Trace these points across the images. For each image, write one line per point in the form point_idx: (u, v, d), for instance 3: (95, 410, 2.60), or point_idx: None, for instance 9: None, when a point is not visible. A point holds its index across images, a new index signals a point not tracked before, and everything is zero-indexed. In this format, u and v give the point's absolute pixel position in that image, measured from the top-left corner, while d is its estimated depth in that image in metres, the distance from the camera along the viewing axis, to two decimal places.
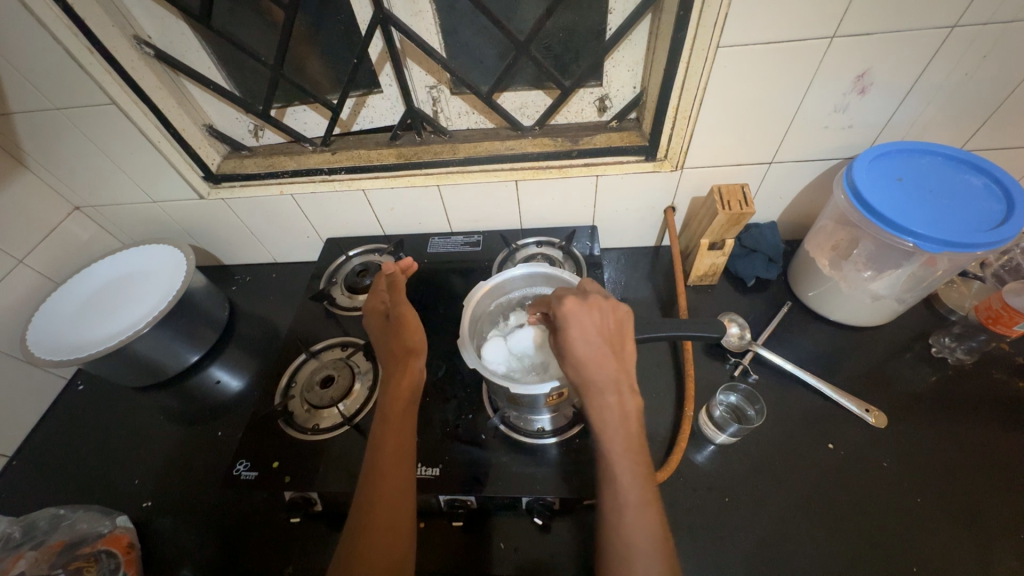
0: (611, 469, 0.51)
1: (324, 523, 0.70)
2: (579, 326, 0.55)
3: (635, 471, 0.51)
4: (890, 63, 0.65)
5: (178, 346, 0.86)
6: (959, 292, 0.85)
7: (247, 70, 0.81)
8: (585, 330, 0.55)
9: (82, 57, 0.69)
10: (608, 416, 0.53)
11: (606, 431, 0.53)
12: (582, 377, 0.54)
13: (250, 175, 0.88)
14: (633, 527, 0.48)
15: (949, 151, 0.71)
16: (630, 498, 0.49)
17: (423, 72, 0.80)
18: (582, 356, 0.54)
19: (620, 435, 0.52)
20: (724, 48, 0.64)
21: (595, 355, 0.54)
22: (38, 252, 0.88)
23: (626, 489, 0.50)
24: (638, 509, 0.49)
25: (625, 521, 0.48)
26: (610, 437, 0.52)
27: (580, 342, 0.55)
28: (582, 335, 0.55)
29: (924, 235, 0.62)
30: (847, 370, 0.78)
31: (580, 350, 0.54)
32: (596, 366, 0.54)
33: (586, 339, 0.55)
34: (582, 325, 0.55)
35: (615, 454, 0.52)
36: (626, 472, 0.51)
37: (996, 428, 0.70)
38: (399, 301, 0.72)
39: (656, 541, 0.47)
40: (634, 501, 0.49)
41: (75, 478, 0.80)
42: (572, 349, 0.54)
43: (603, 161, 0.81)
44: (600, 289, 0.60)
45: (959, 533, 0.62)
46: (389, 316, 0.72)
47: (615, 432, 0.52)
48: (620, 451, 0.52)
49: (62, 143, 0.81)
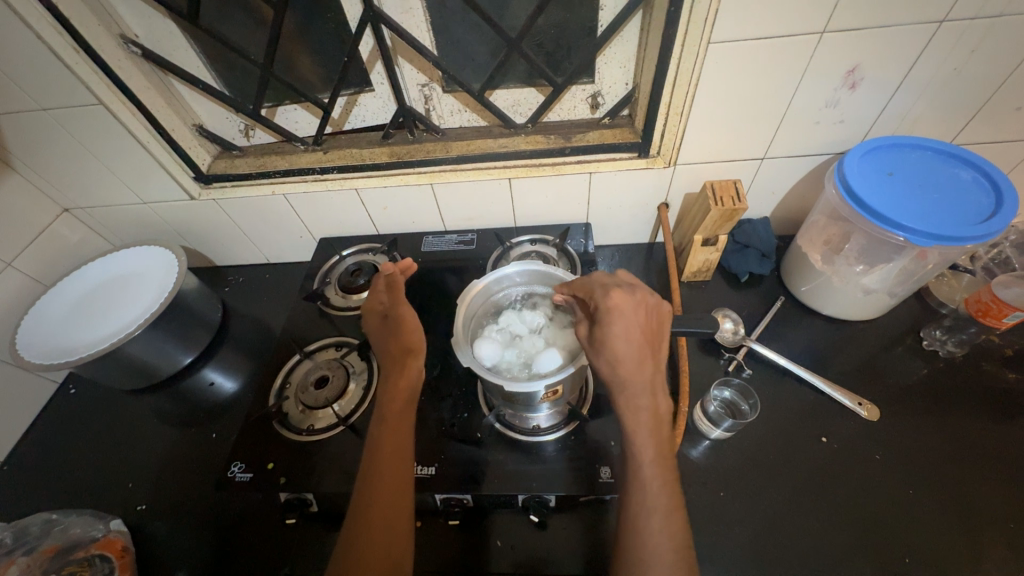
0: (640, 474, 0.52)
1: (320, 524, 0.70)
2: (625, 320, 0.56)
3: (663, 478, 0.52)
4: (880, 58, 0.65)
5: (170, 348, 0.86)
6: (949, 285, 0.85)
7: (236, 69, 0.80)
8: (630, 325, 0.56)
9: (68, 56, 0.68)
10: (640, 420, 0.54)
11: (639, 436, 0.54)
12: (619, 373, 0.55)
13: (241, 175, 0.87)
14: (656, 529, 0.50)
15: (936, 146, 0.71)
16: (656, 502, 0.51)
17: (415, 70, 0.79)
18: (624, 351, 0.55)
19: (651, 441, 0.53)
20: (715, 44, 0.64)
21: (635, 353, 0.55)
22: (27, 255, 0.87)
23: (654, 494, 0.51)
24: (663, 513, 0.51)
25: (649, 523, 0.50)
26: (642, 443, 0.54)
27: (625, 337, 0.55)
28: (627, 330, 0.55)
29: (915, 229, 0.62)
30: (840, 364, 0.79)
31: (623, 345, 0.55)
32: (635, 363, 0.55)
33: (630, 335, 0.55)
34: (628, 320, 0.56)
35: (645, 460, 0.53)
36: (655, 478, 0.52)
37: (986, 419, 0.70)
38: (397, 300, 0.72)
39: (678, 545, 0.49)
40: (660, 506, 0.51)
41: (67, 483, 0.80)
42: (615, 344, 0.55)
43: (596, 158, 0.81)
44: (639, 286, 0.61)
45: (951, 523, 0.62)
46: (387, 316, 0.72)
47: (648, 437, 0.54)
48: (651, 457, 0.53)
49: (50, 145, 0.80)
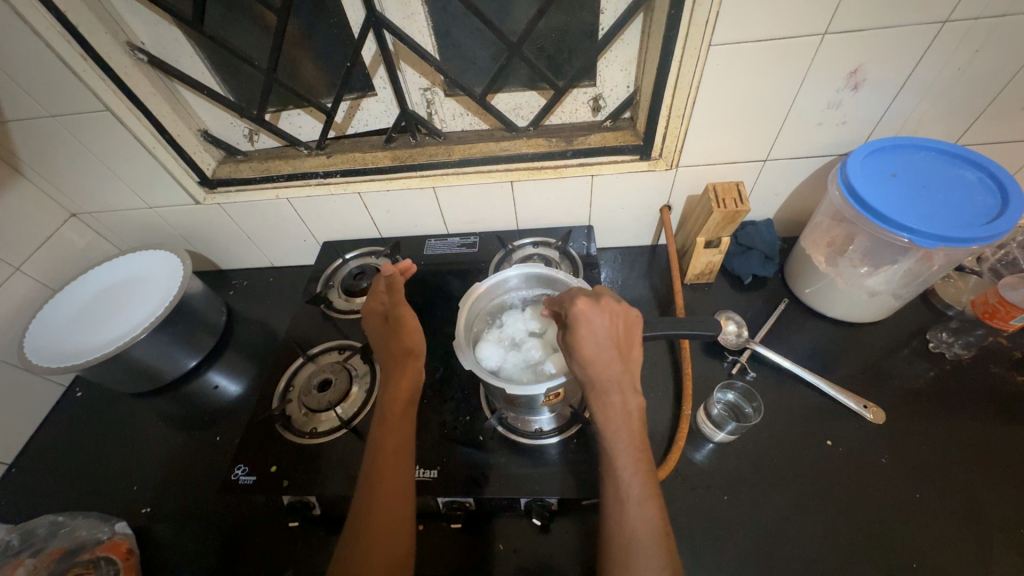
0: (614, 465, 0.52)
1: (322, 527, 0.70)
2: (591, 326, 0.56)
3: (636, 466, 0.51)
4: (883, 58, 0.65)
5: (175, 352, 0.86)
6: (956, 286, 0.84)
7: (240, 75, 0.81)
8: (596, 331, 0.56)
9: (76, 64, 0.69)
10: (610, 414, 0.53)
11: (607, 428, 0.53)
12: (589, 376, 0.54)
13: (245, 180, 0.88)
14: (634, 521, 0.49)
15: (941, 146, 0.71)
16: (631, 492, 0.50)
17: (417, 74, 0.80)
18: (591, 355, 0.55)
19: (622, 432, 0.53)
20: (716, 46, 0.64)
21: (602, 354, 0.55)
22: (35, 259, 0.88)
23: (628, 485, 0.51)
24: (638, 504, 0.50)
25: (626, 516, 0.49)
26: (612, 434, 0.53)
27: (591, 341, 0.55)
28: (593, 335, 0.55)
29: (918, 230, 0.62)
30: (844, 367, 0.78)
31: (590, 349, 0.55)
32: (603, 365, 0.54)
33: (596, 338, 0.55)
34: (593, 325, 0.56)
35: (617, 450, 0.52)
36: (628, 467, 0.51)
37: (994, 422, 0.70)
38: (398, 302, 0.72)
39: (657, 536, 0.48)
40: (636, 496, 0.50)
41: (74, 485, 0.80)
42: (582, 348, 0.55)
43: (598, 161, 0.81)
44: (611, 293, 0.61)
45: (959, 527, 0.62)
46: (387, 318, 0.72)
47: (618, 430, 0.53)
48: (622, 447, 0.52)
49: (58, 151, 0.81)
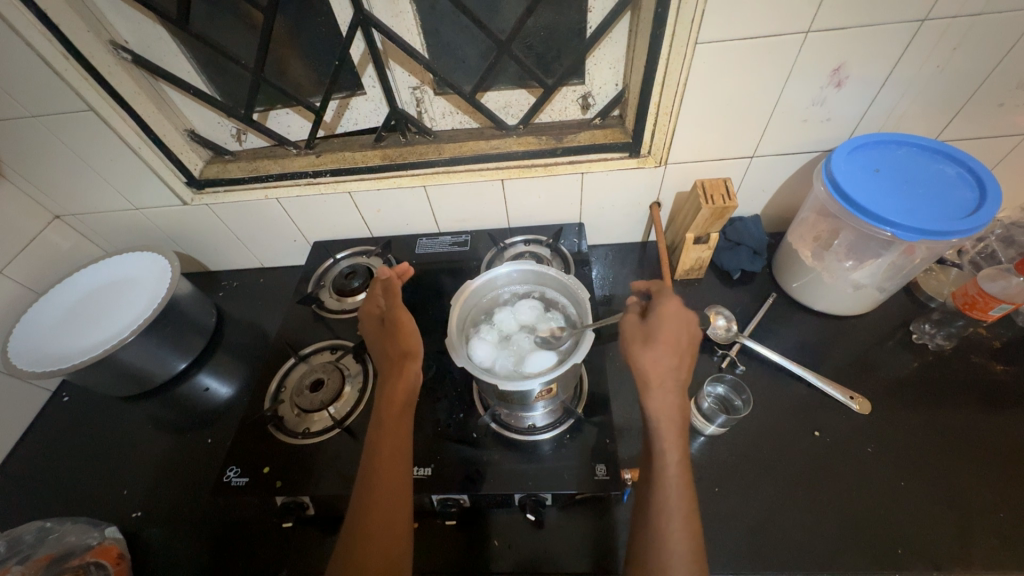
0: (664, 478, 0.52)
1: (317, 528, 0.70)
2: (678, 319, 0.57)
3: (685, 481, 0.53)
4: (865, 57, 0.66)
5: (164, 354, 0.85)
6: (937, 279, 0.87)
7: (227, 74, 0.80)
8: (681, 326, 0.57)
9: (58, 63, 0.67)
10: (669, 420, 0.54)
11: (666, 439, 0.53)
12: (660, 368, 0.55)
13: (234, 180, 0.87)
14: (675, 531, 0.51)
15: (919, 141, 0.72)
16: (677, 506, 0.52)
17: (406, 73, 0.79)
18: (670, 347, 0.56)
19: (677, 445, 0.53)
20: (702, 45, 0.65)
21: (677, 353, 0.56)
22: (19, 263, 0.87)
23: (676, 499, 0.52)
24: (683, 519, 0.51)
25: (668, 526, 0.51)
26: (669, 447, 0.53)
27: (675, 334, 0.56)
28: (676, 329, 0.57)
29: (900, 224, 0.63)
30: (831, 359, 0.80)
31: (671, 341, 0.56)
32: (675, 363, 0.55)
33: (679, 335, 0.57)
34: (680, 321, 0.57)
35: (671, 463, 0.53)
36: (678, 482, 0.52)
37: (976, 410, 0.72)
38: (394, 304, 0.69)
39: (694, 548, 0.50)
40: (680, 510, 0.51)
41: (62, 491, 0.79)
42: (663, 337, 0.56)
43: (588, 159, 0.82)
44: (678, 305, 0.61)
45: (943, 513, 0.63)
46: (384, 320, 0.71)
47: (676, 439, 0.54)
48: (676, 461, 0.53)
49: (41, 151, 0.80)
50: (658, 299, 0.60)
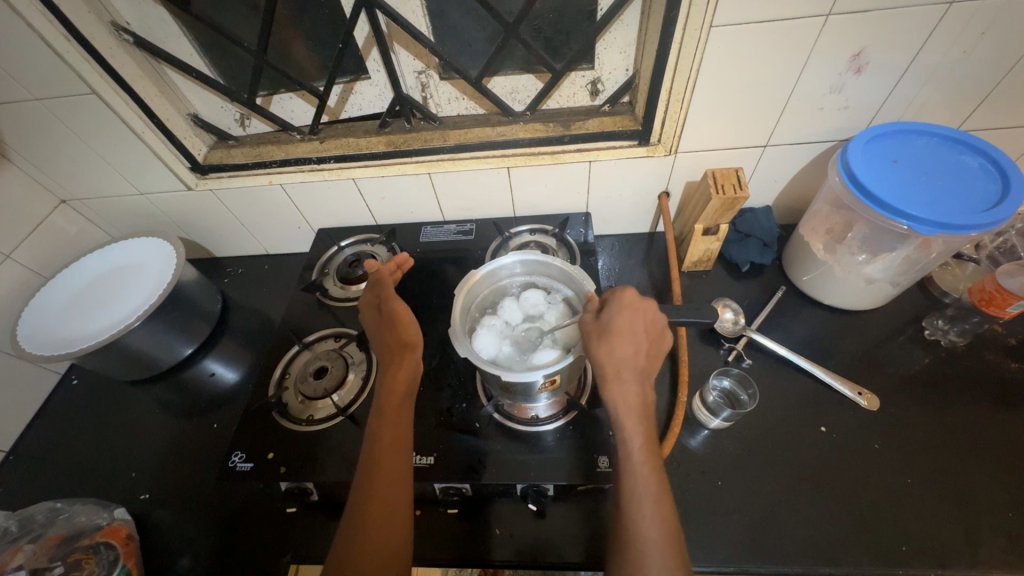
0: (631, 467, 0.51)
1: (320, 513, 0.70)
2: (630, 306, 0.57)
3: (652, 463, 0.51)
4: (888, 42, 0.63)
5: (170, 339, 0.86)
6: (953, 274, 0.85)
7: (230, 57, 0.79)
8: (636, 317, 0.57)
9: (58, 45, 0.67)
10: (630, 408, 0.53)
11: (627, 423, 0.53)
12: (614, 363, 0.54)
13: (238, 166, 0.86)
14: (644, 518, 0.49)
15: (944, 131, 0.70)
16: (643, 489, 0.50)
17: (411, 56, 0.78)
18: (622, 336, 0.55)
19: (640, 430, 0.52)
20: (717, 28, 0.62)
21: (634, 344, 0.55)
22: (26, 246, 0.87)
23: (643, 482, 0.51)
24: (653, 503, 0.50)
25: (640, 514, 0.49)
26: (630, 432, 0.52)
27: (625, 325, 0.56)
28: (632, 320, 0.56)
29: (918, 217, 0.61)
30: (841, 354, 0.78)
31: (622, 330, 0.56)
32: (631, 351, 0.55)
33: (634, 326, 0.56)
34: (635, 311, 0.57)
35: (635, 447, 0.52)
36: (644, 464, 0.51)
37: (987, 409, 0.70)
38: (392, 295, 0.70)
39: (670, 534, 0.49)
40: (649, 495, 0.50)
41: (74, 471, 0.81)
42: (615, 329, 0.56)
43: (596, 146, 0.80)
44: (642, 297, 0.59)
45: (950, 511, 0.62)
46: (381, 310, 0.70)
47: (639, 426, 0.52)
48: (640, 444, 0.52)
49: (45, 136, 0.79)
50: (608, 294, 0.60)
